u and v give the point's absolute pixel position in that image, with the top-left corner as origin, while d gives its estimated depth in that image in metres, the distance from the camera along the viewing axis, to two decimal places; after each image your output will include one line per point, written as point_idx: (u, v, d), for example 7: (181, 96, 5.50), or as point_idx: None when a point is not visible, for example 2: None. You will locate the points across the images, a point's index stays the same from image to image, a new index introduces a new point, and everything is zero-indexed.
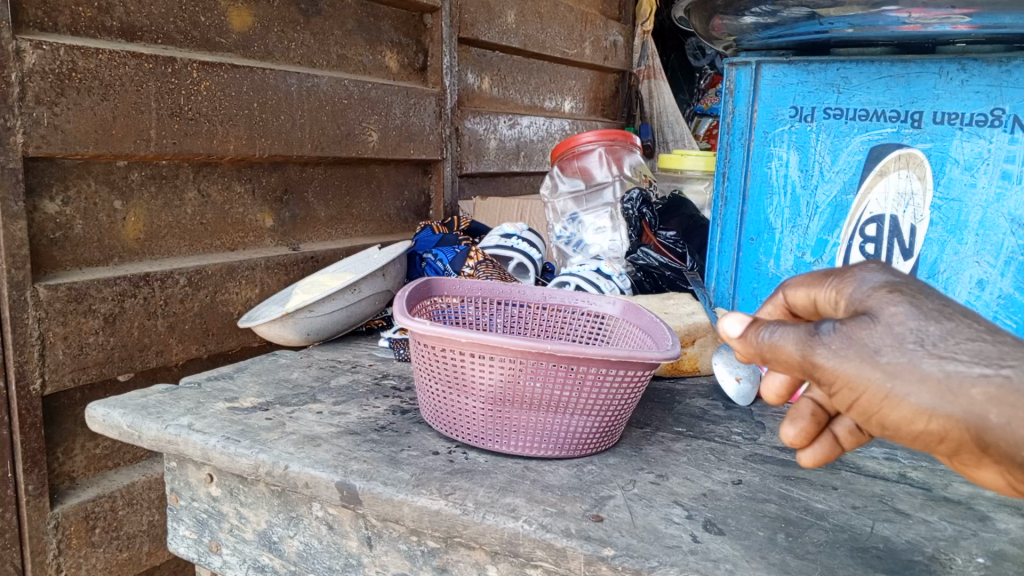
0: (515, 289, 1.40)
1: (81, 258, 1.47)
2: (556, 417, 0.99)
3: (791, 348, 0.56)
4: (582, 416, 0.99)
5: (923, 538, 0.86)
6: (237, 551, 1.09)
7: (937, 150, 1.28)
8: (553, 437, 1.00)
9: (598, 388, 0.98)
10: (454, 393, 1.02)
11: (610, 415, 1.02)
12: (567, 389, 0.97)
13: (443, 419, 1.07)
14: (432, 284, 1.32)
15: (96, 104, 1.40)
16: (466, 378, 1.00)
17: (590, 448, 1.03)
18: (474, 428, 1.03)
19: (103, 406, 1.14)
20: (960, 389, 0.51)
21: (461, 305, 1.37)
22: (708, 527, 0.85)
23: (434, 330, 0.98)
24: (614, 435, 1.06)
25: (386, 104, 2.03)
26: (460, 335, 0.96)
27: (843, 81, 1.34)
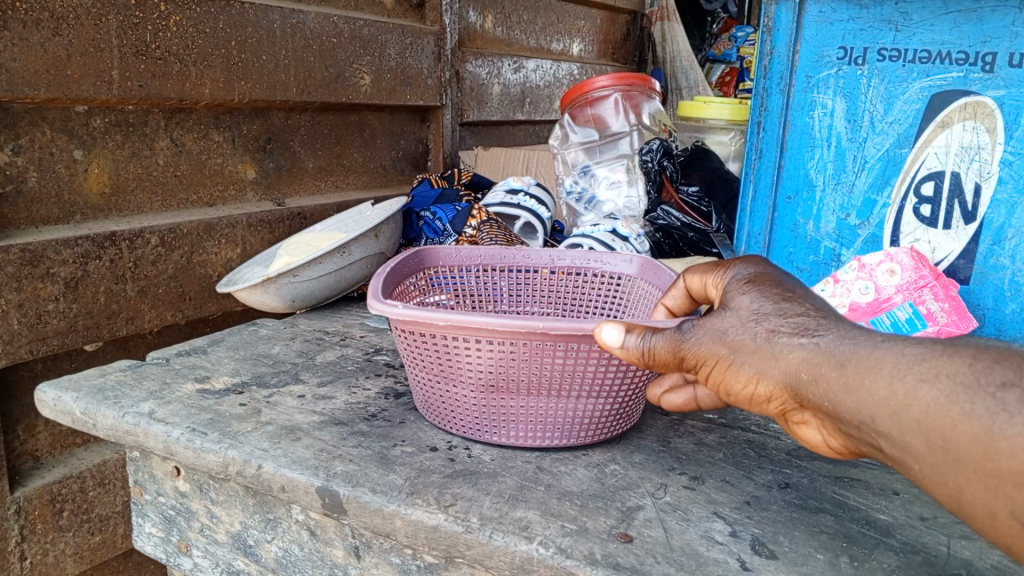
0: (518, 250, 1.23)
1: (37, 215, 1.31)
2: (561, 402, 0.86)
3: (662, 347, 0.65)
4: (590, 400, 0.86)
5: (1010, 561, 0.73)
6: (209, 553, 0.97)
7: (1012, 97, 1.10)
8: (558, 426, 0.87)
9: (607, 371, 0.84)
10: (441, 380, 0.88)
11: (625, 397, 0.88)
12: (569, 373, 0.83)
13: (434, 409, 0.93)
14: (420, 255, 1.16)
15: (46, 38, 1.22)
16: (453, 364, 0.86)
17: (603, 434, 0.91)
18: (466, 417, 0.90)
19: (54, 388, 1.00)
20: (782, 354, 0.60)
21: (459, 276, 1.21)
22: (757, 548, 0.72)
23: (407, 312, 0.81)
24: (626, 420, 0.94)
25: (380, 43, 1.84)
26: (437, 319, 0.79)
27: (903, 17, 1.17)
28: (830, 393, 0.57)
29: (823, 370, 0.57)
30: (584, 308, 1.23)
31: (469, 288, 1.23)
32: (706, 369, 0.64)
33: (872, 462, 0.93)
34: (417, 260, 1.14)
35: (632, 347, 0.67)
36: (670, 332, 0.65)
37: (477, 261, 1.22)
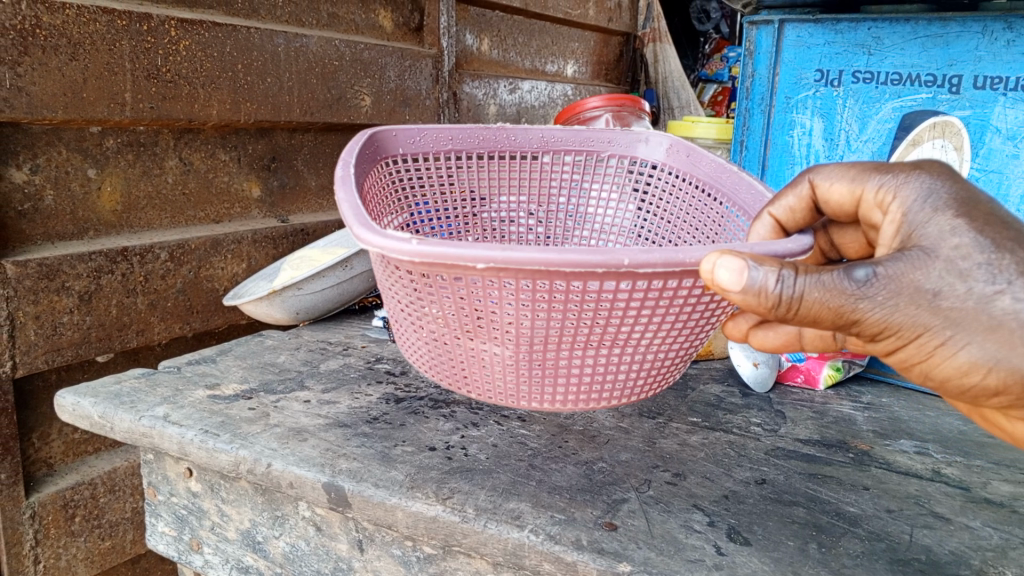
0: (499, 130, 1.22)
1: (52, 231, 1.37)
2: (615, 355, 0.81)
3: (816, 296, 0.59)
4: (648, 350, 0.82)
5: (967, 547, 0.79)
6: (219, 550, 1.02)
7: (977, 117, 1.17)
8: (609, 376, 0.83)
9: (672, 322, 0.79)
10: (476, 338, 0.80)
11: (678, 347, 0.86)
12: (631, 327, 0.77)
13: (455, 365, 0.86)
14: (378, 135, 1.08)
15: (64, 63, 1.28)
16: (495, 322, 0.77)
17: (649, 381, 0.88)
18: (497, 374, 0.83)
19: (73, 394, 1.06)
20: None
21: (435, 160, 1.17)
22: (733, 536, 0.78)
23: (446, 252, 0.66)
24: (652, 384, 0.89)
25: (380, 66, 1.92)
26: (483, 260, 0.65)
27: (875, 42, 1.24)
28: None
29: None
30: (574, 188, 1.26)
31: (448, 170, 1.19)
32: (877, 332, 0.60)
33: (846, 461, 0.99)
34: (376, 148, 1.07)
35: (759, 287, 0.60)
36: (832, 279, 0.59)
37: (454, 139, 1.18)
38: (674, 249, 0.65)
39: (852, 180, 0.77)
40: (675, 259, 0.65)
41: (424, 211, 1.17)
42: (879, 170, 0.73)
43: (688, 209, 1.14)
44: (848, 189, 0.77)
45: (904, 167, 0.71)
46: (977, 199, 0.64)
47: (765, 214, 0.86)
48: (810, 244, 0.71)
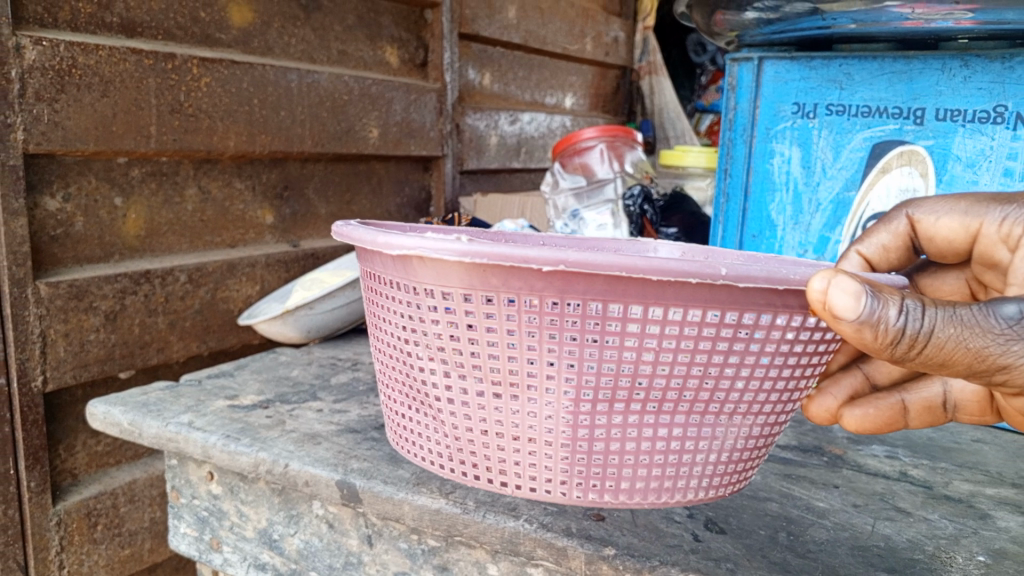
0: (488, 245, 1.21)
1: (82, 255, 1.45)
2: (681, 434, 0.76)
3: (949, 333, 0.60)
4: (714, 438, 0.77)
5: (923, 536, 0.87)
6: (238, 549, 1.09)
7: (940, 146, 1.28)
8: (675, 456, 0.77)
9: (737, 408, 0.76)
10: (523, 400, 0.74)
11: (742, 451, 0.81)
12: (699, 400, 0.74)
13: (486, 443, 0.79)
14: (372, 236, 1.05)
15: (96, 99, 1.38)
16: (548, 378, 0.72)
17: (714, 483, 0.81)
18: (545, 447, 0.76)
19: (103, 403, 1.14)
20: None
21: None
22: (710, 526, 0.86)
23: (506, 253, 0.66)
24: (710, 481, 0.81)
25: (386, 100, 2.02)
26: (550, 264, 0.65)
27: (846, 77, 1.35)
28: None
29: None
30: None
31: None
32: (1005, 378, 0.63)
33: (819, 463, 1.07)
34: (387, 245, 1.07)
35: (879, 318, 0.60)
36: (969, 313, 0.61)
37: None
38: (775, 267, 0.67)
39: (965, 213, 0.81)
40: (777, 278, 0.67)
41: None
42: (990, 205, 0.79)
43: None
44: (962, 224, 0.81)
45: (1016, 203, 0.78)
46: None
47: (851, 252, 0.88)
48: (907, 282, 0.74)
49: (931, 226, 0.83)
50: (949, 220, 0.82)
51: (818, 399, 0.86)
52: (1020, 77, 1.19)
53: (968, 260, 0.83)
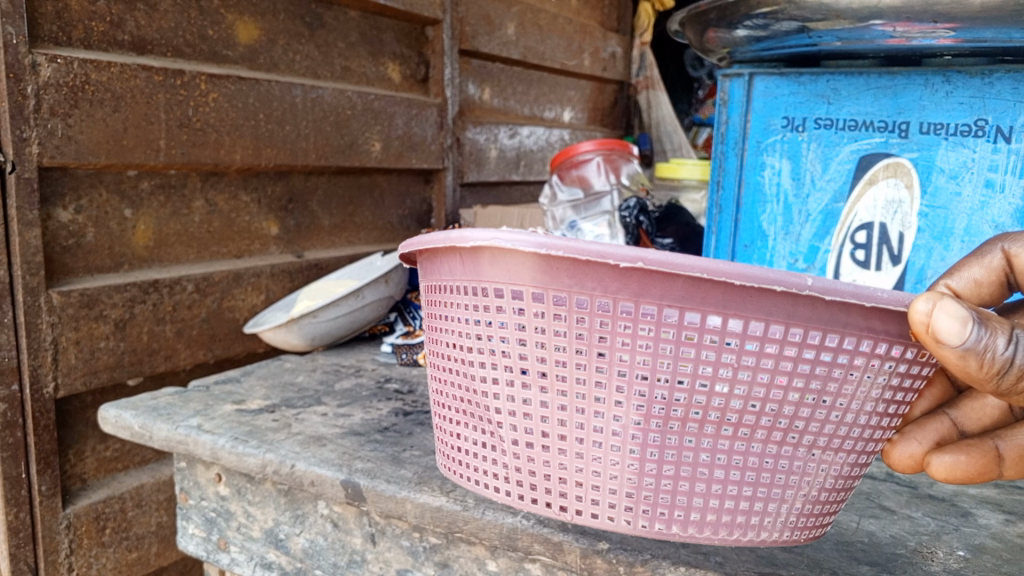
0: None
1: (92, 265, 1.49)
2: (759, 464, 0.74)
3: None
4: (792, 473, 0.76)
5: (907, 532, 0.90)
6: (245, 549, 1.13)
7: (924, 158, 1.36)
8: (750, 489, 0.75)
9: (817, 443, 0.75)
10: (593, 414, 0.74)
11: (821, 495, 0.79)
12: (779, 430, 0.73)
13: (548, 459, 0.78)
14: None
15: (107, 114, 1.42)
16: (621, 393, 0.73)
17: (791, 525, 0.79)
18: (610, 465, 0.76)
19: (115, 407, 1.18)
20: None
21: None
22: None
23: (584, 247, 0.68)
24: (784, 520, 0.78)
25: (388, 114, 2.07)
26: (629, 260, 0.67)
27: (833, 92, 1.43)
28: None
29: None
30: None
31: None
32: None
33: None
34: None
35: (986, 348, 0.62)
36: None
37: None
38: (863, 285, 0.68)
39: None
40: (863, 293, 0.68)
41: None
42: None
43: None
44: None
45: None
46: None
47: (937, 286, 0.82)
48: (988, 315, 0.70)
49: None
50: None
51: (902, 443, 0.81)
52: (999, 92, 1.27)
53: None
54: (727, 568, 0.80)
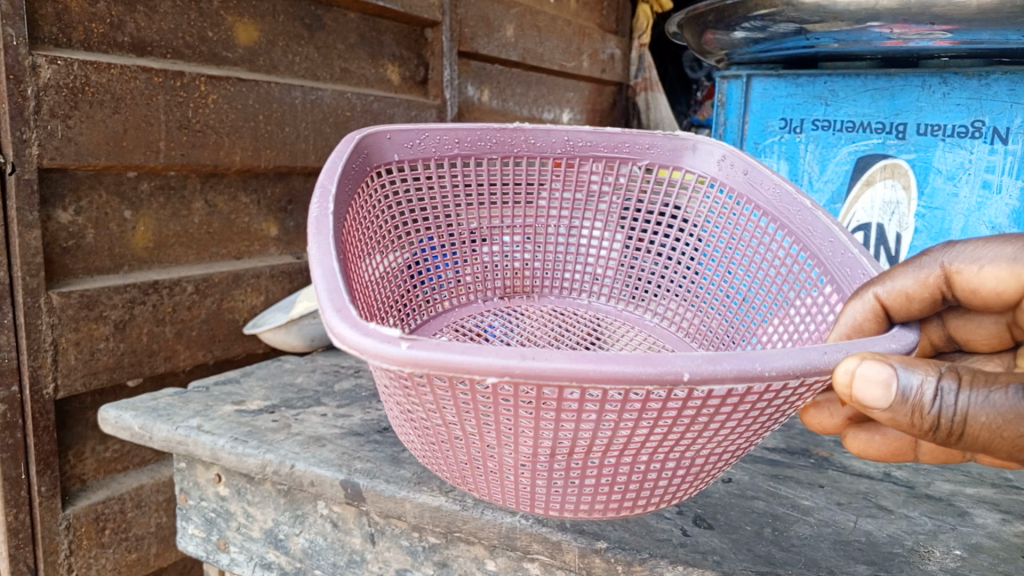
0: (515, 132, 1.35)
1: (92, 266, 1.49)
2: (638, 462, 0.72)
3: (989, 415, 0.63)
4: (675, 463, 0.74)
5: (903, 532, 0.91)
6: (245, 549, 1.13)
7: (921, 159, 1.38)
8: (632, 480, 0.75)
9: (700, 443, 0.71)
10: (480, 441, 0.71)
11: (708, 469, 0.78)
12: (656, 443, 0.69)
13: (449, 457, 0.79)
14: (370, 142, 1.18)
15: (107, 116, 1.42)
16: (505, 433, 0.68)
17: (673, 495, 0.80)
18: (499, 470, 0.75)
19: (115, 408, 1.19)
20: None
21: (433, 163, 1.30)
22: (698, 521, 0.90)
23: (445, 359, 0.56)
24: (667, 494, 0.80)
25: (388, 116, 2.08)
26: (493, 374, 0.56)
27: (831, 94, 1.46)
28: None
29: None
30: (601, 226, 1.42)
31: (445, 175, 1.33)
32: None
33: (806, 464, 1.10)
34: (366, 150, 1.16)
35: (915, 401, 0.64)
36: (1001, 398, 0.62)
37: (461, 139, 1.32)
38: (749, 364, 0.58)
39: (1013, 261, 0.78)
40: (749, 371, 0.58)
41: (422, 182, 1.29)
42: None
43: (744, 239, 1.26)
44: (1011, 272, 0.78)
45: None
46: None
47: (867, 292, 0.84)
48: (913, 342, 0.72)
49: (976, 275, 0.80)
50: (995, 267, 0.79)
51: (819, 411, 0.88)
52: (996, 94, 1.28)
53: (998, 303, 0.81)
54: (724, 567, 0.80)
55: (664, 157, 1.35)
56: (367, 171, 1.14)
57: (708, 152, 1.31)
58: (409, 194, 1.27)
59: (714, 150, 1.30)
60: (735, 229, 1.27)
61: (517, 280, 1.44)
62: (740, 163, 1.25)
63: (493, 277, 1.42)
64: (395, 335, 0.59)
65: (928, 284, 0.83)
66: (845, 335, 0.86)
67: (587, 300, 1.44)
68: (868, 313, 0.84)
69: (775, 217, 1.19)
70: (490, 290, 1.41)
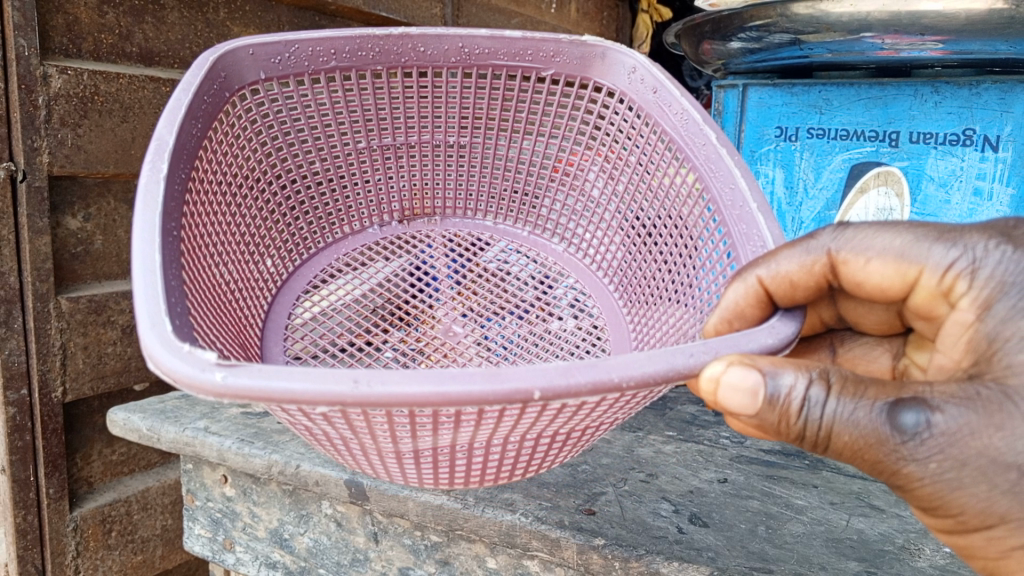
0: (401, 38, 1.14)
1: (100, 272, 1.52)
2: (510, 438, 0.69)
3: (854, 431, 0.58)
4: (549, 432, 0.71)
5: (894, 530, 0.93)
6: (250, 548, 1.15)
7: (914, 167, 1.41)
8: (510, 448, 0.73)
9: (571, 420, 0.67)
10: (367, 442, 0.68)
11: (585, 430, 0.75)
12: (523, 427, 0.65)
13: (332, 447, 0.76)
14: (224, 59, 1.00)
15: (116, 124, 1.46)
16: (381, 434, 0.64)
17: (559, 449, 0.80)
18: (381, 459, 0.74)
19: (123, 410, 1.22)
20: (922, 283, 0.68)
21: (307, 79, 1.11)
22: (694, 520, 0.92)
23: (269, 393, 0.49)
24: (550, 451, 0.79)
25: None
26: (325, 404, 0.49)
27: (825, 103, 1.49)
28: (935, 315, 0.70)
29: (940, 309, 0.68)
30: (505, 158, 1.31)
31: (321, 90, 1.16)
32: (960, 514, 0.59)
33: (801, 466, 1.12)
34: (224, 73, 1.00)
35: (784, 406, 0.59)
36: (865, 415, 0.57)
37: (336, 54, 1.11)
38: (602, 377, 0.51)
39: (900, 256, 0.69)
40: (603, 382, 0.51)
41: (279, 104, 1.12)
42: (915, 246, 0.68)
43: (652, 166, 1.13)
44: (895, 267, 0.69)
45: (955, 237, 0.66)
46: (994, 229, 0.65)
47: (747, 273, 0.74)
48: (794, 333, 0.66)
49: (861, 270, 0.72)
50: (882, 263, 0.70)
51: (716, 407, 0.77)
52: (986, 103, 1.30)
53: (890, 297, 0.73)
54: (719, 563, 0.82)
55: (571, 67, 1.15)
56: (225, 101, 0.99)
57: (619, 64, 1.12)
58: (279, 115, 1.13)
59: (625, 61, 1.11)
60: (642, 150, 1.14)
61: (418, 202, 1.36)
62: (650, 79, 1.08)
63: (389, 201, 1.34)
64: (213, 361, 0.51)
65: (813, 272, 0.74)
66: (724, 320, 0.77)
67: (493, 221, 1.38)
68: (748, 299, 0.74)
69: (683, 149, 1.03)
70: (387, 214, 1.35)
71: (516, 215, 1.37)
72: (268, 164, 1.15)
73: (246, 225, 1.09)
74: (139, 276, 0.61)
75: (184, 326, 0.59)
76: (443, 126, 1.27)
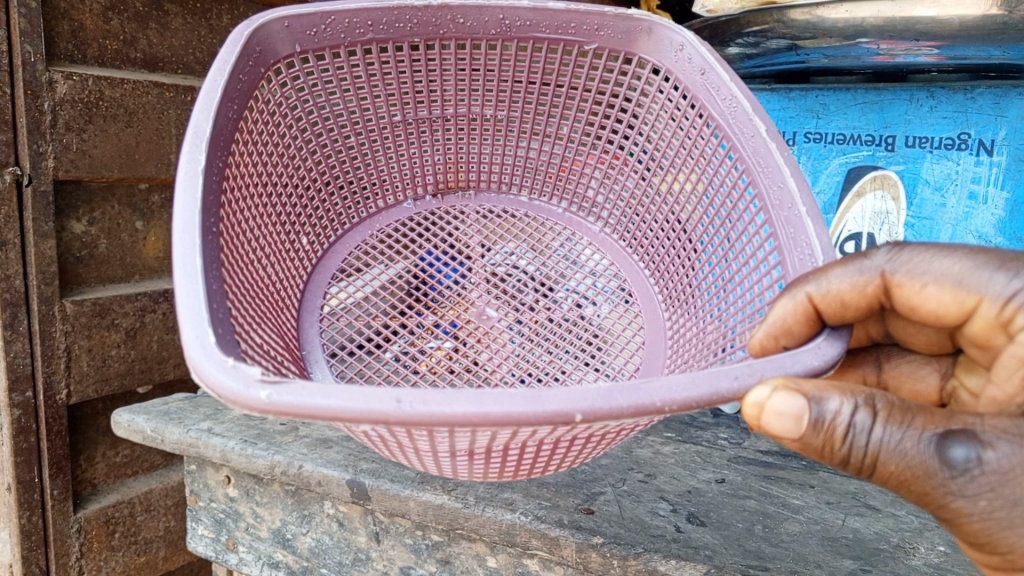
0: (440, 10, 1.11)
1: (104, 275, 1.53)
2: (534, 441, 0.71)
3: (899, 463, 0.59)
4: (572, 436, 0.73)
5: (890, 529, 0.94)
6: (252, 548, 1.17)
7: (909, 171, 1.43)
8: (532, 448, 0.75)
9: (596, 429, 0.69)
10: (412, 443, 0.71)
11: (606, 436, 0.77)
12: (550, 435, 0.67)
13: (381, 445, 0.79)
14: (259, 33, 1.00)
15: (120, 129, 1.47)
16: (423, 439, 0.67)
17: (576, 453, 0.82)
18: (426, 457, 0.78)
19: (128, 412, 1.23)
20: (980, 313, 0.66)
21: (343, 53, 1.13)
22: (691, 519, 0.93)
23: (314, 411, 0.50)
24: (568, 454, 0.81)
25: None
26: (369, 421, 0.50)
27: (822, 107, 1.52)
28: (991, 344, 0.69)
29: (999, 339, 0.67)
30: (519, 160, 1.35)
31: (356, 63, 1.16)
32: (1009, 553, 0.59)
33: (799, 466, 1.13)
34: (258, 48, 0.99)
35: (829, 431, 0.60)
36: (913, 446, 0.59)
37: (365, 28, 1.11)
38: (642, 400, 0.52)
39: (959, 283, 0.66)
40: (644, 406, 0.52)
41: (310, 80, 1.12)
42: (974, 274, 0.66)
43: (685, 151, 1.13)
44: (954, 294, 0.67)
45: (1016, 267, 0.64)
46: None
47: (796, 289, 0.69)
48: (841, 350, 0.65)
49: (916, 294, 0.69)
50: (938, 290, 0.68)
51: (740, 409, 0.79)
52: (981, 107, 1.33)
53: (945, 323, 0.70)
54: (716, 561, 0.84)
55: (616, 41, 1.12)
56: (260, 77, 0.99)
57: (668, 42, 1.09)
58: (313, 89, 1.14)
59: (673, 38, 1.07)
60: (677, 144, 1.15)
61: (453, 175, 1.37)
62: (698, 59, 1.04)
63: (423, 175, 1.36)
64: (257, 377, 0.53)
65: (865, 293, 0.70)
66: (770, 337, 0.72)
67: (528, 197, 1.41)
68: (800, 318, 0.69)
69: (729, 136, 1.00)
70: (421, 188, 1.38)
71: (552, 192, 1.39)
72: (303, 144, 1.16)
73: (280, 204, 1.10)
74: (183, 279, 0.62)
75: (226, 334, 0.60)
76: (475, 100, 1.27)
